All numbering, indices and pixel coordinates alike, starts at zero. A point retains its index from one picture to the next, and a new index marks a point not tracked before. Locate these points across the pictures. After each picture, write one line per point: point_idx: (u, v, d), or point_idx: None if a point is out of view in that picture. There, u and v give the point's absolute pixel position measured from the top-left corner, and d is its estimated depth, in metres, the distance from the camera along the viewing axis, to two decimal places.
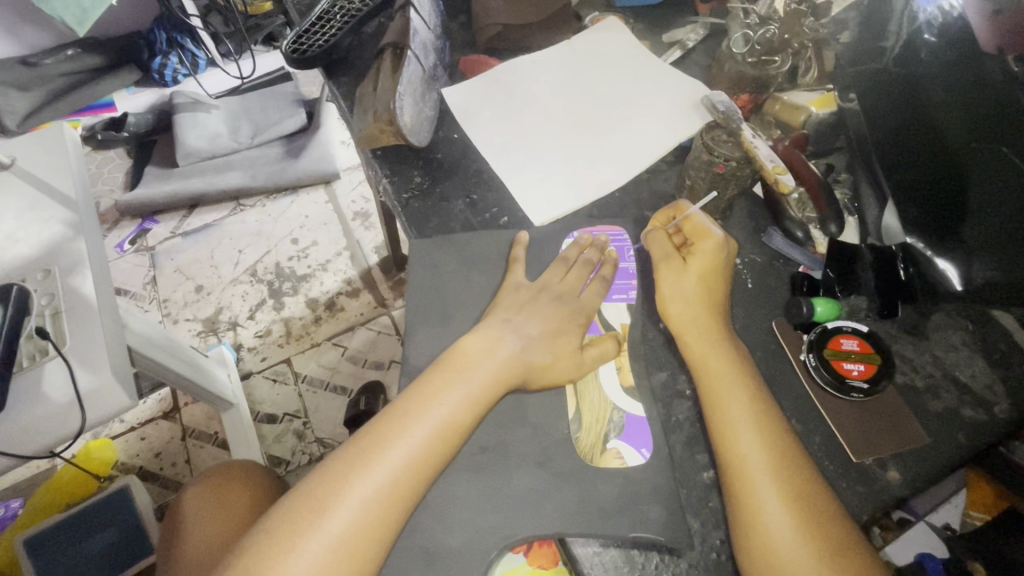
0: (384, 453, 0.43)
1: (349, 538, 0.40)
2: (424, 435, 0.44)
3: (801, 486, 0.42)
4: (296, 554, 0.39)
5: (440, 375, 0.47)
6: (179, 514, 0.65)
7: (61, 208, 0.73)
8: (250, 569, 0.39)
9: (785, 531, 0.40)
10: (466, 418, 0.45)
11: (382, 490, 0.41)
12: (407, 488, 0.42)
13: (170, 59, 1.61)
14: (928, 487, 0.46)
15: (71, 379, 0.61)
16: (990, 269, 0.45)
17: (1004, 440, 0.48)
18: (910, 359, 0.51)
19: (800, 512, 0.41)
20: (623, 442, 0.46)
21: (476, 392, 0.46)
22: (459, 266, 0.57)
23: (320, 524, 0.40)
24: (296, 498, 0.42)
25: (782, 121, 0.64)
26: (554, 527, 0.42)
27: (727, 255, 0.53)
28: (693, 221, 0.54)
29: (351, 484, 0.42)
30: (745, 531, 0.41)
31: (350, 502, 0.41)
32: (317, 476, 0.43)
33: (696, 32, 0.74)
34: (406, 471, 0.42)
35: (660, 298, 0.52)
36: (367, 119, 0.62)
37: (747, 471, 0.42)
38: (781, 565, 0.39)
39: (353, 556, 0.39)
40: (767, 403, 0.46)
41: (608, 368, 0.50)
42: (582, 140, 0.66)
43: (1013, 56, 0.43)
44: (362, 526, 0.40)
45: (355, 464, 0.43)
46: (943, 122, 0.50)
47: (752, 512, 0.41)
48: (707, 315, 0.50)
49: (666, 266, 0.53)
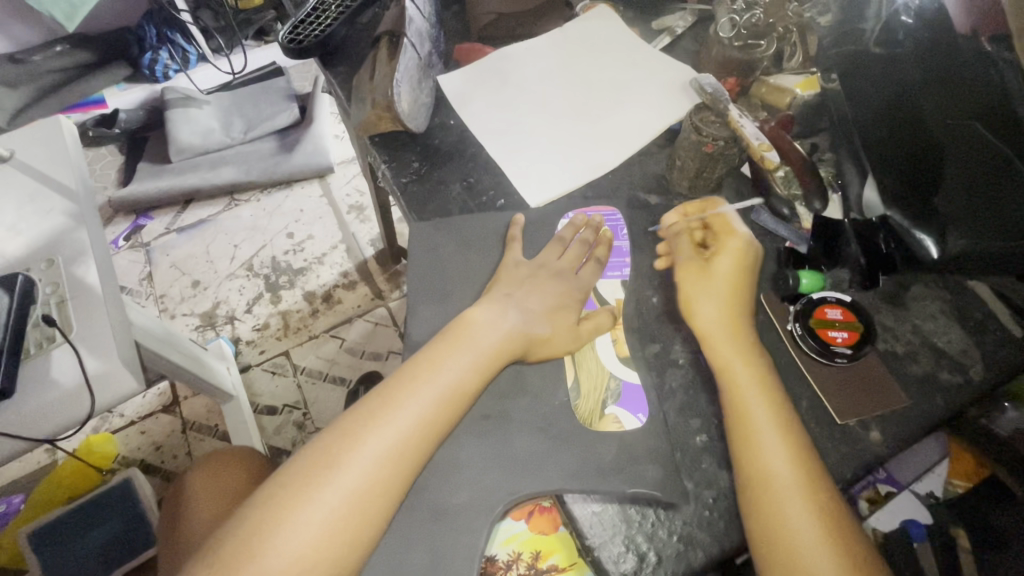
0: (394, 412, 0.45)
1: (362, 492, 0.42)
2: (432, 397, 0.46)
3: (793, 422, 0.46)
4: (309, 507, 0.41)
5: (447, 341, 0.49)
6: (180, 500, 0.66)
7: (61, 199, 0.74)
8: (263, 520, 0.40)
9: (778, 454, 0.44)
10: (473, 382, 0.47)
11: (393, 448, 0.43)
12: (418, 447, 0.44)
13: (159, 55, 1.62)
14: (908, 445, 0.49)
15: (79, 363, 0.62)
16: (962, 241, 0.48)
17: (978, 401, 0.50)
18: (891, 328, 0.54)
19: (792, 439, 0.45)
20: (619, 407, 0.48)
21: (483, 358, 0.48)
22: (458, 247, 0.58)
23: (333, 478, 0.42)
24: (309, 454, 0.44)
25: (768, 103, 0.66)
26: (553, 484, 0.45)
27: (751, 255, 0.54)
28: (724, 218, 0.56)
29: (364, 441, 0.43)
30: (755, 494, 0.43)
31: (362, 457, 0.43)
32: (328, 434, 0.45)
33: (685, 19, 0.76)
34: (416, 430, 0.44)
35: (686, 300, 0.52)
36: (365, 106, 0.64)
37: (745, 402, 0.46)
38: (786, 519, 0.41)
39: (366, 509, 0.41)
40: (761, 356, 0.49)
41: (604, 341, 0.52)
42: (576, 126, 0.67)
43: (987, 35, 0.44)
44: (375, 480, 0.42)
45: (365, 423, 0.44)
46: (921, 101, 0.52)
47: (750, 435, 0.45)
48: (734, 315, 0.51)
49: (688, 266, 0.54)
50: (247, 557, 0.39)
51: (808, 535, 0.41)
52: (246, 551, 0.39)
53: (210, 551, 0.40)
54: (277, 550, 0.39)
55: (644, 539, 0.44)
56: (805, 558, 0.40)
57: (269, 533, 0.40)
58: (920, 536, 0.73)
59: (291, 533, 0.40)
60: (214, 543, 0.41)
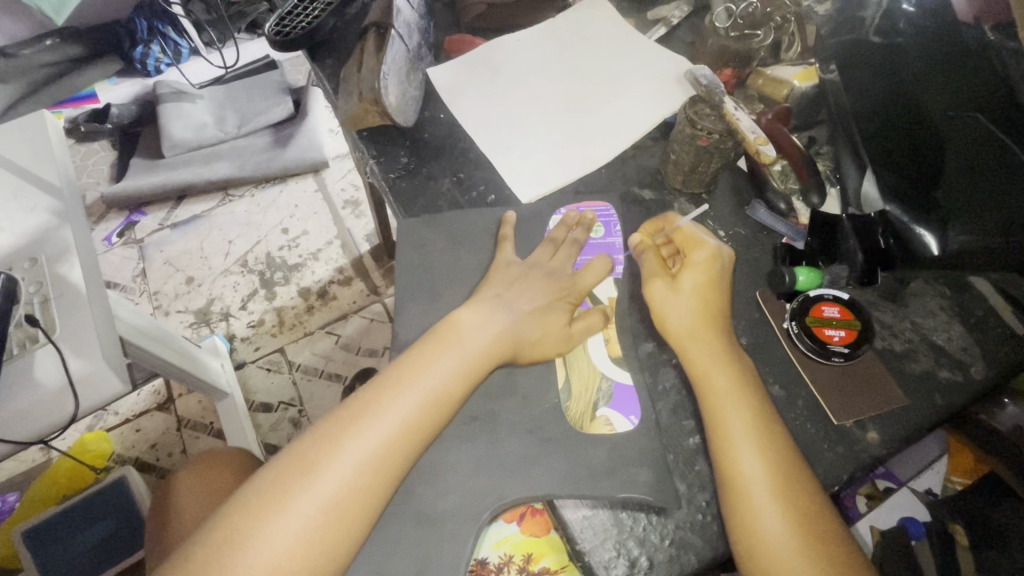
0: (376, 416, 0.44)
1: (341, 499, 0.40)
2: (416, 400, 0.44)
3: (773, 432, 0.44)
4: (286, 516, 0.40)
5: (434, 344, 0.48)
6: (173, 502, 0.66)
7: (45, 196, 0.73)
8: (239, 528, 0.39)
9: (754, 467, 0.42)
10: (459, 385, 0.46)
11: (374, 453, 0.42)
12: (400, 452, 0.43)
13: (152, 48, 1.59)
14: (907, 445, 0.48)
15: (63, 365, 0.61)
16: (965, 235, 0.46)
17: (979, 401, 0.49)
18: (890, 326, 0.53)
19: (770, 451, 0.43)
20: (611, 409, 0.47)
21: (470, 361, 0.47)
22: (447, 243, 0.57)
23: (310, 486, 0.41)
24: (287, 460, 0.42)
25: (763, 95, 0.64)
26: (543, 489, 0.44)
27: (721, 263, 0.52)
28: (685, 231, 0.54)
29: (343, 446, 0.42)
30: (730, 500, 0.42)
31: (341, 464, 0.41)
32: (308, 439, 0.43)
33: (681, 8, 0.74)
34: (399, 435, 0.43)
35: (656, 314, 0.51)
36: (352, 100, 0.63)
37: (722, 417, 0.45)
38: (762, 534, 0.40)
39: (344, 518, 0.40)
40: (745, 367, 0.48)
41: (596, 342, 0.51)
42: (568, 119, 0.66)
43: (990, 24, 0.44)
44: (355, 488, 0.41)
45: (345, 427, 0.43)
46: (922, 93, 0.51)
47: (727, 449, 0.43)
48: (706, 326, 0.49)
49: (653, 281, 0.51)
50: (218, 566, 0.38)
51: (783, 540, 0.40)
52: (220, 560, 0.38)
53: (179, 564, 0.39)
54: (250, 560, 0.38)
55: (635, 544, 0.43)
56: (782, 567, 0.39)
57: (243, 542, 0.39)
58: (918, 533, 0.72)
59: (267, 543, 0.39)
60: (187, 551, 0.40)
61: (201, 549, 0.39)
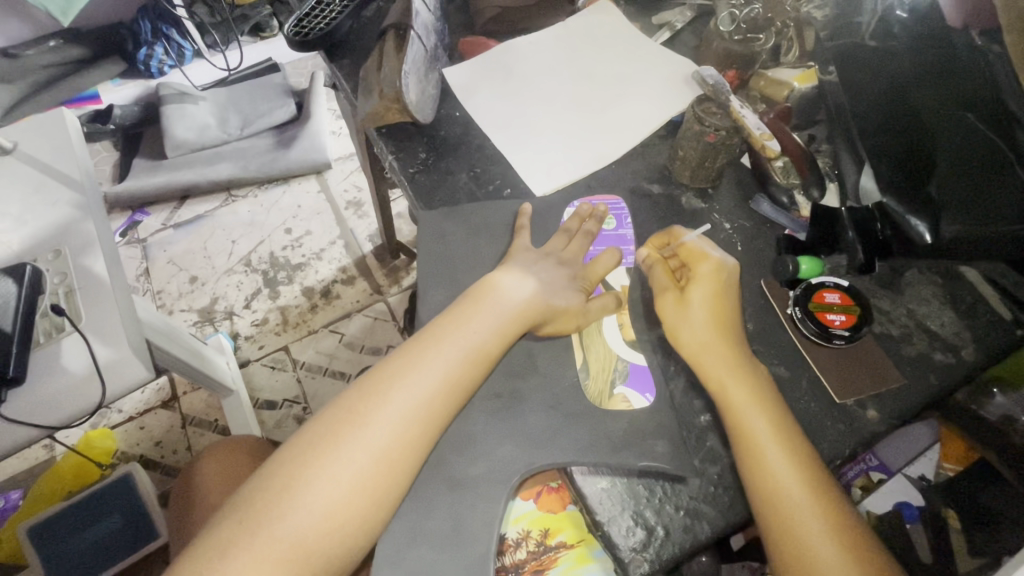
0: (418, 372, 0.46)
1: (390, 449, 0.43)
2: (455, 358, 0.47)
3: (771, 400, 0.48)
4: (339, 463, 0.42)
5: (465, 307, 0.51)
6: (196, 495, 0.69)
7: (66, 190, 0.75)
8: (294, 476, 0.42)
9: (764, 427, 0.46)
10: (494, 346, 0.49)
11: (419, 408, 0.45)
12: (443, 406, 0.45)
13: (155, 51, 1.60)
14: (905, 422, 0.51)
15: (88, 353, 0.63)
16: (956, 225, 0.48)
17: (970, 381, 0.52)
18: (887, 312, 0.56)
19: (773, 414, 0.47)
20: (628, 387, 0.50)
21: (504, 324, 0.50)
22: (466, 233, 0.60)
23: (361, 435, 0.43)
24: (335, 413, 0.45)
25: (766, 96, 0.68)
26: (566, 459, 0.46)
27: (727, 274, 0.53)
28: (689, 246, 0.55)
29: (388, 400, 0.45)
30: (744, 459, 0.45)
31: (389, 416, 0.44)
32: (352, 394, 0.46)
33: (683, 14, 0.77)
34: (441, 389, 0.46)
35: (669, 330, 0.52)
36: (372, 98, 0.65)
37: (726, 390, 0.48)
38: (776, 486, 0.43)
39: (394, 466, 0.43)
40: (749, 355, 0.50)
41: (611, 324, 0.54)
42: (579, 117, 0.69)
43: (977, 31, 0.50)
44: (402, 438, 0.44)
45: (388, 384, 0.46)
46: (917, 94, 0.54)
47: (734, 413, 0.47)
48: (719, 339, 0.50)
49: (664, 297, 0.53)
50: (276, 512, 0.40)
51: (796, 488, 0.43)
52: (277, 505, 0.41)
53: (237, 510, 0.41)
54: (308, 504, 0.41)
55: (652, 514, 0.46)
56: (800, 518, 0.42)
57: (299, 488, 0.41)
58: (913, 518, 0.74)
59: (323, 488, 0.41)
60: (243, 497, 0.42)
61: (258, 495, 0.41)
